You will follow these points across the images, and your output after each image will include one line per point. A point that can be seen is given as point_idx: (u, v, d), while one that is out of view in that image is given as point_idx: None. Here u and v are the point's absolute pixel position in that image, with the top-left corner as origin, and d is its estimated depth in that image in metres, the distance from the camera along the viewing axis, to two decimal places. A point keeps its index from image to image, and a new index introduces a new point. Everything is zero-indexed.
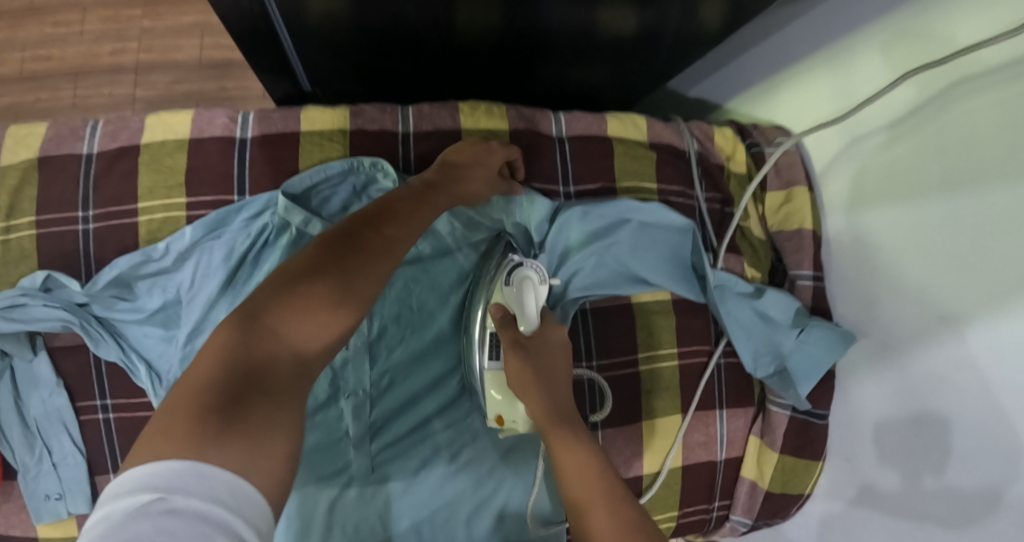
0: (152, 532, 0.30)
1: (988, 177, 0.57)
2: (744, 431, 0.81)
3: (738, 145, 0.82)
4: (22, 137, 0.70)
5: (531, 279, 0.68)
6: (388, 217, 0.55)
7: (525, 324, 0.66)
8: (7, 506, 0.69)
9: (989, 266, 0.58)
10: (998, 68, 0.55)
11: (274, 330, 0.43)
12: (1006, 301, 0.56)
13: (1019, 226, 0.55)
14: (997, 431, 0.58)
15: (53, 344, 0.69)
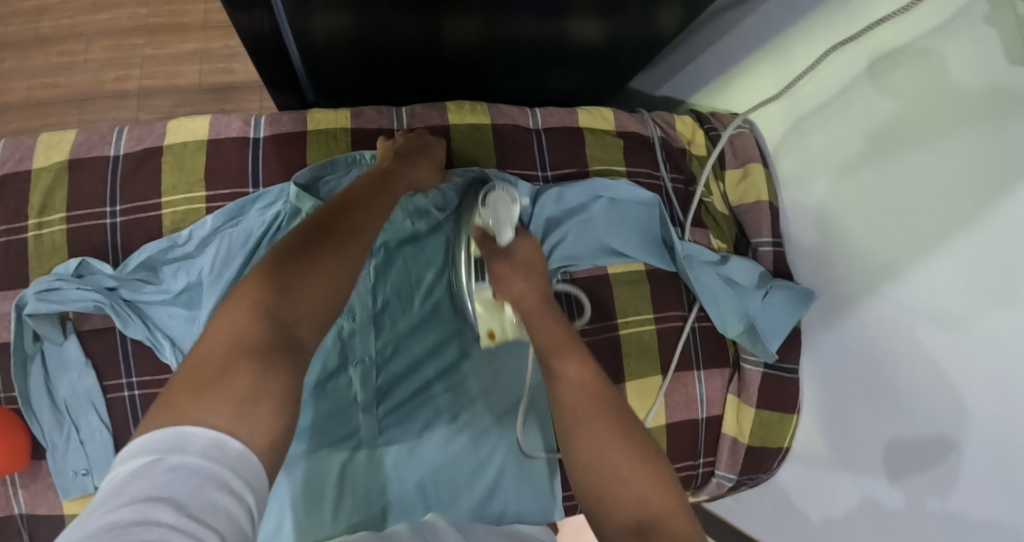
0: (149, 486, 0.36)
1: (911, 138, 0.68)
2: (723, 390, 0.88)
3: (697, 131, 0.92)
4: (54, 143, 0.78)
5: (504, 197, 0.75)
6: (354, 204, 0.61)
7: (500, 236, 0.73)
8: (35, 485, 0.73)
9: (920, 214, 0.68)
10: (908, 45, 0.67)
11: (287, 283, 0.50)
12: (938, 241, 0.66)
13: (943, 174, 0.65)
14: (937, 357, 0.67)
15: (82, 327, 0.74)
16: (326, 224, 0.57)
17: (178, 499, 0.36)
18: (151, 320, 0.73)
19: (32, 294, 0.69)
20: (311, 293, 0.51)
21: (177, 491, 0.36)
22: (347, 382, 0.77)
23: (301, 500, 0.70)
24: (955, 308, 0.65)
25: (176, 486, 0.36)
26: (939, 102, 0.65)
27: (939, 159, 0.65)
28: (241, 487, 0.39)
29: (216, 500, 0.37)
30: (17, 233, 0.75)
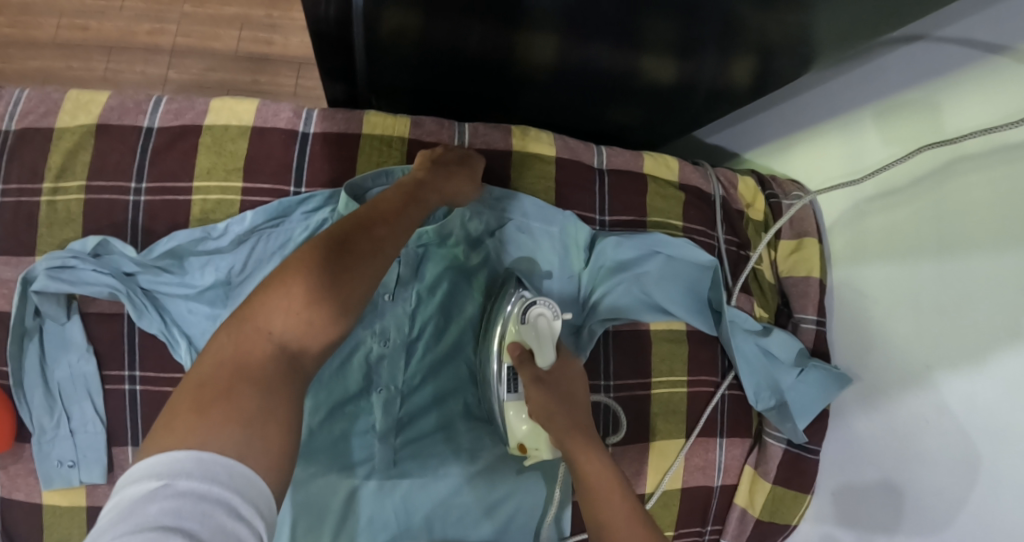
0: (159, 513, 0.34)
1: (976, 245, 0.65)
2: (740, 460, 0.86)
3: (758, 195, 0.88)
4: (83, 102, 0.71)
5: (547, 315, 0.67)
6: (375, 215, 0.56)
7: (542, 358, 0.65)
8: (15, 468, 0.67)
9: (977, 326, 0.65)
10: (995, 150, 0.63)
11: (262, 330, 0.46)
12: (990, 358, 0.63)
13: (1003, 290, 0.62)
14: (971, 469, 0.65)
15: (87, 309, 0.68)
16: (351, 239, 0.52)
17: (188, 528, 0.34)
18: (168, 314, 0.68)
19: (44, 269, 0.64)
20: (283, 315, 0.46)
21: (187, 519, 0.34)
22: (367, 405, 0.72)
23: (302, 522, 0.67)
24: (997, 435, 0.63)
25: (189, 512, 0.35)
26: (1017, 212, 0.60)
27: (1001, 273, 0.62)
28: (251, 514, 0.37)
29: (228, 528, 0.35)
30: (30, 196, 0.68)
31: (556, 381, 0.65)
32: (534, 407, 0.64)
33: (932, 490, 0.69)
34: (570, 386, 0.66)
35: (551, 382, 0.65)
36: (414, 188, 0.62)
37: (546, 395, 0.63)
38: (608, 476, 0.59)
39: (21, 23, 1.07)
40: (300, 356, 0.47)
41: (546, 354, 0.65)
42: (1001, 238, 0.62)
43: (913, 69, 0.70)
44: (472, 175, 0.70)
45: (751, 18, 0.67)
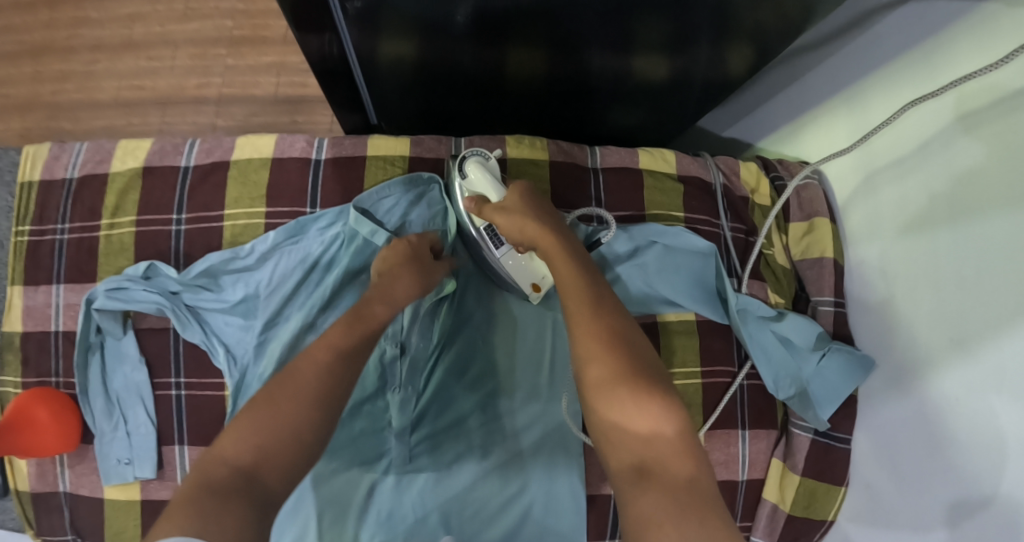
0: None
1: (990, 207, 0.61)
2: (767, 453, 0.83)
3: (762, 179, 0.83)
4: (130, 149, 0.81)
5: (479, 161, 0.71)
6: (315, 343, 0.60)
7: (493, 196, 0.70)
8: (80, 467, 0.79)
9: (997, 291, 0.60)
10: (1002, 100, 0.59)
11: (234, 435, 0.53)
12: (1011, 325, 0.59)
13: (1020, 250, 0.58)
14: (1003, 451, 0.60)
15: (140, 325, 0.78)
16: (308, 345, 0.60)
17: None
18: (208, 326, 0.76)
19: (103, 290, 0.74)
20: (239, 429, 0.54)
21: None
22: (384, 405, 0.77)
23: (327, 515, 0.71)
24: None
25: None
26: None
27: (1017, 233, 0.58)
28: None
29: None
30: (89, 231, 0.80)
31: (512, 203, 0.67)
32: (505, 227, 0.67)
33: (967, 474, 0.64)
34: (532, 202, 0.67)
35: (506, 206, 0.67)
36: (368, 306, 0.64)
37: (509, 215, 0.66)
38: (611, 341, 0.56)
39: (86, 87, 1.25)
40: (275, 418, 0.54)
41: (491, 191, 0.70)
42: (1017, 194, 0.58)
43: (907, 31, 0.67)
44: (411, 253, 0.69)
45: (745, 8, 0.68)
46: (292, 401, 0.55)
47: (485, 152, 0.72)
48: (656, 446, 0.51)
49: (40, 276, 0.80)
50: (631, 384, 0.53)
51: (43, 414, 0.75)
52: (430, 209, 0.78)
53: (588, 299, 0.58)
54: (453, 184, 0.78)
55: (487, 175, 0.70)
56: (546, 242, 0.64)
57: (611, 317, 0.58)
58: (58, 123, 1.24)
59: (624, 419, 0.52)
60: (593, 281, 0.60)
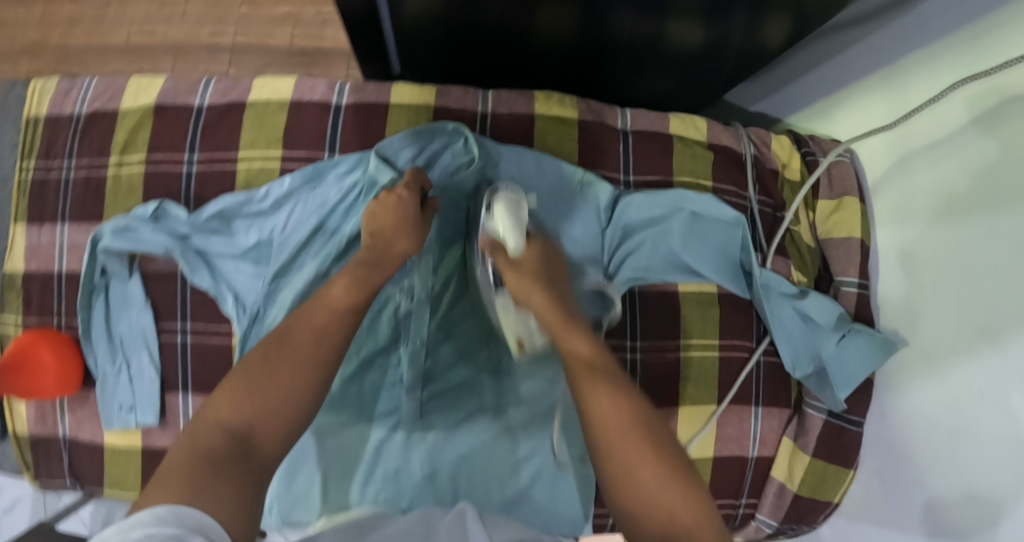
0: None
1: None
2: (778, 431, 0.82)
3: (794, 154, 0.81)
4: (143, 86, 0.78)
5: (509, 203, 0.66)
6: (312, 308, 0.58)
7: (512, 244, 0.65)
8: (82, 412, 0.77)
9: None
10: None
11: (222, 409, 0.50)
12: None
13: None
14: (1019, 459, 0.58)
15: (146, 269, 0.76)
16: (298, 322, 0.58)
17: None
18: (218, 271, 0.74)
19: (109, 230, 0.71)
20: (227, 403, 0.51)
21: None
22: (397, 360, 0.76)
23: (334, 470, 0.70)
24: None
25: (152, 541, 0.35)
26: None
27: None
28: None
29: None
30: (97, 169, 0.77)
31: (527, 265, 0.65)
32: (515, 289, 0.64)
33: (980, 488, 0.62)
34: (546, 268, 0.66)
35: (522, 266, 0.65)
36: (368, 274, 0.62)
37: (522, 276, 0.64)
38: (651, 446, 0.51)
39: (96, 32, 1.20)
40: (271, 388, 0.52)
41: (511, 240, 0.65)
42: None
43: (958, 10, 0.62)
44: (417, 224, 0.67)
45: None
46: (288, 368, 0.53)
47: (519, 194, 0.68)
48: (676, 510, 0.47)
49: (45, 213, 0.77)
50: (642, 438, 0.51)
51: (48, 354, 0.72)
52: (454, 160, 0.75)
53: (592, 358, 0.57)
54: (481, 136, 0.76)
55: (514, 221, 0.65)
56: (538, 299, 0.63)
57: (618, 376, 0.55)
58: (67, 68, 1.20)
59: (640, 480, 0.49)
60: (586, 336, 0.59)
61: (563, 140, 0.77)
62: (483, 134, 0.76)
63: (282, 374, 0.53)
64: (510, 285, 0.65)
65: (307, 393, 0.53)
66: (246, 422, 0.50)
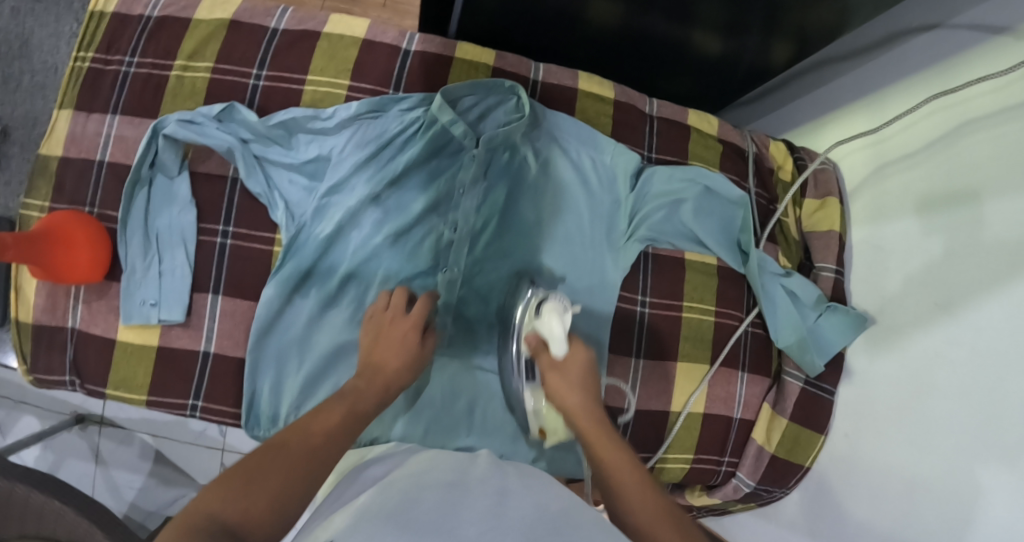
0: None
1: (982, 195, 0.72)
2: (759, 397, 0.92)
3: (787, 158, 0.96)
4: (219, 2, 0.82)
5: (557, 309, 0.70)
6: (303, 426, 0.55)
7: (556, 348, 0.68)
8: (97, 304, 0.75)
9: (980, 266, 0.71)
10: (1004, 109, 0.70)
11: (212, 498, 0.46)
12: (992, 292, 0.69)
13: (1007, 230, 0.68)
14: (977, 410, 0.70)
15: (196, 170, 0.78)
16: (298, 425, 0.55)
17: None
18: (271, 179, 0.77)
19: (175, 119, 0.75)
20: (218, 493, 0.47)
21: None
22: (432, 285, 0.79)
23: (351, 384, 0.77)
24: (999, 354, 0.68)
25: None
26: (1010, 173, 0.68)
27: (1005, 214, 0.69)
28: None
29: None
30: (160, 69, 0.79)
31: (570, 368, 0.67)
32: (552, 388, 0.66)
33: (935, 460, 0.74)
34: (585, 377, 0.67)
35: (565, 369, 0.67)
36: (359, 397, 0.61)
37: (566, 378, 0.66)
38: None
39: None
40: (267, 476, 0.49)
41: (557, 346, 0.68)
42: (996, 193, 0.70)
43: (929, 49, 0.79)
44: (413, 359, 0.68)
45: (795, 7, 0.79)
46: (279, 475, 0.49)
47: (567, 303, 0.72)
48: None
49: (95, 104, 0.78)
50: (674, 526, 0.49)
51: (82, 231, 0.71)
52: (507, 115, 0.82)
53: (630, 464, 0.56)
54: (533, 98, 0.85)
55: (560, 330, 0.68)
56: (573, 402, 0.63)
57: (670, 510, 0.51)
58: None
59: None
60: (628, 455, 0.57)
61: (601, 114, 0.88)
62: (532, 95, 0.86)
63: (283, 471, 0.50)
64: (548, 386, 0.66)
65: (302, 498, 0.49)
66: (234, 510, 0.45)
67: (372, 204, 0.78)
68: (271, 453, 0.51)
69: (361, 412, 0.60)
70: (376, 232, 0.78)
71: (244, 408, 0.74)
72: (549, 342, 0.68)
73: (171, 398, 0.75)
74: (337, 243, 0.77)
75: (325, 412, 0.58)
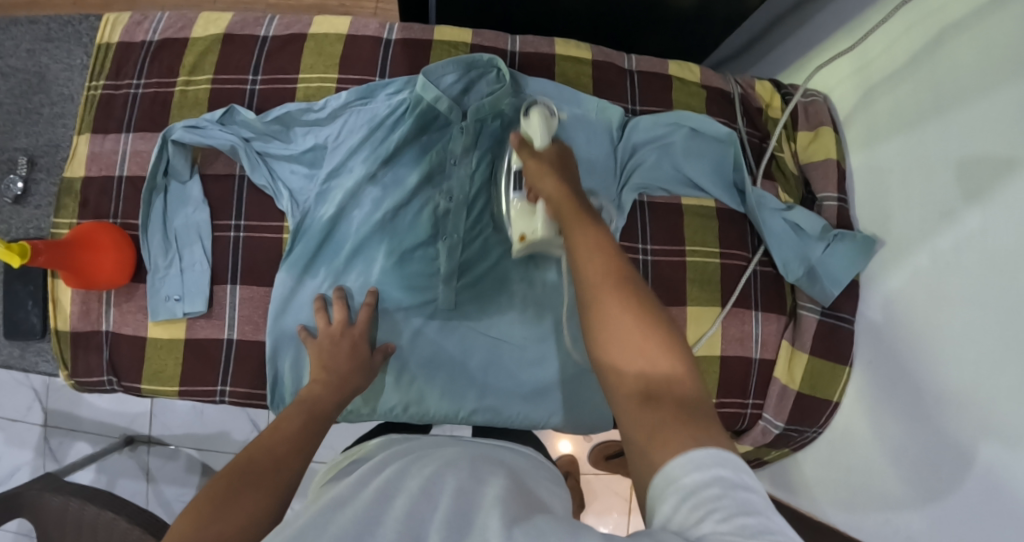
0: None
1: (969, 96, 0.71)
2: (777, 335, 0.91)
3: (775, 96, 0.98)
4: (212, 20, 0.88)
5: (543, 112, 0.76)
6: (266, 440, 0.61)
7: (539, 141, 0.72)
8: (127, 306, 0.81)
9: (976, 165, 0.70)
10: (978, 8, 0.71)
11: (192, 521, 0.49)
12: (992, 187, 0.68)
13: (996, 122, 0.67)
14: (991, 311, 0.68)
15: (206, 173, 0.83)
16: (263, 445, 0.59)
17: None
18: (275, 172, 0.82)
19: (180, 125, 0.79)
20: (192, 514, 0.50)
21: None
22: (435, 253, 0.83)
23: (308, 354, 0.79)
24: (1006, 250, 0.67)
25: None
26: (991, 63, 0.69)
27: (992, 110, 0.68)
28: None
29: None
30: (165, 87, 0.85)
31: (544, 153, 0.70)
32: (531, 173, 0.68)
33: (949, 379, 0.72)
34: (561, 164, 0.70)
35: (540, 155, 0.70)
36: (313, 397, 0.68)
37: (541, 162, 0.68)
38: (652, 344, 0.48)
39: None
40: (240, 495, 0.53)
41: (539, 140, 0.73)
42: (981, 86, 0.70)
43: None
44: (362, 365, 0.75)
45: None
46: (252, 493, 0.54)
47: (552, 110, 0.78)
48: (660, 371, 0.47)
49: (110, 125, 0.85)
50: (636, 318, 0.50)
51: (104, 234, 0.77)
52: (489, 87, 0.85)
53: (604, 245, 0.55)
54: (512, 68, 0.88)
55: (545, 130, 0.73)
56: (546, 181, 0.66)
57: (638, 292, 0.51)
58: None
59: (636, 357, 0.48)
60: (603, 231, 0.57)
61: (581, 76, 0.90)
62: (513, 65, 0.89)
63: (254, 488, 0.54)
64: (527, 171, 0.69)
65: (276, 507, 0.54)
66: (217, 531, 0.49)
67: (371, 182, 0.82)
68: (239, 473, 0.55)
69: (319, 416, 0.66)
70: (377, 208, 0.82)
71: (269, 388, 0.79)
72: (532, 137, 0.73)
73: (200, 386, 0.80)
74: (341, 222, 0.82)
75: (284, 422, 0.64)
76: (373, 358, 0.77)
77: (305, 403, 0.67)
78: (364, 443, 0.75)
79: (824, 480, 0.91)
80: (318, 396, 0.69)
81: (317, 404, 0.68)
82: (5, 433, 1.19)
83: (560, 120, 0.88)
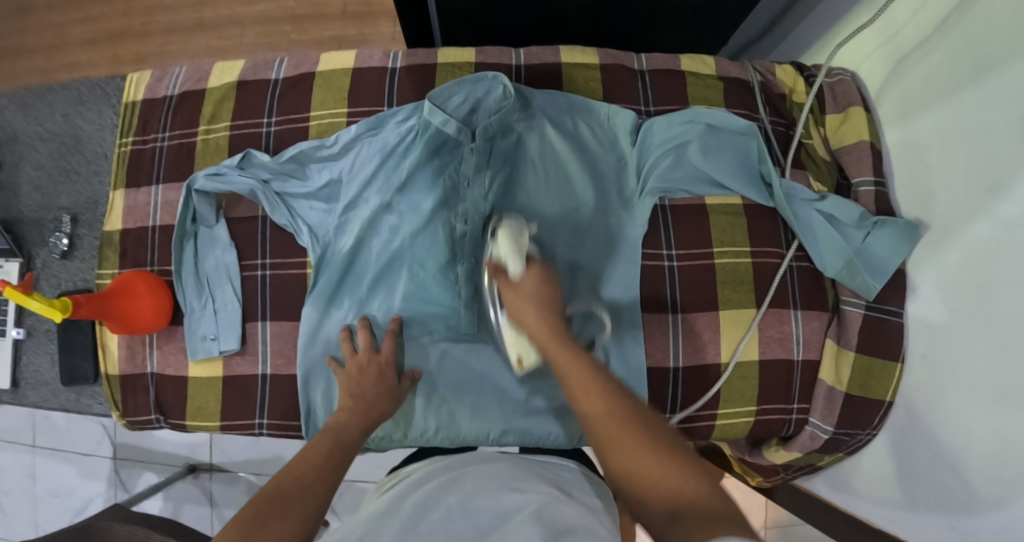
0: None
1: (1012, 58, 0.65)
2: (820, 333, 0.86)
3: (798, 79, 0.92)
4: (226, 68, 0.91)
5: (512, 231, 0.73)
6: (295, 467, 0.61)
7: (512, 265, 0.70)
8: (168, 348, 0.85)
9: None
10: None
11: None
12: None
13: None
14: None
15: (231, 215, 0.86)
16: (294, 472, 0.60)
17: None
18: (294, 210, 0.84)
19: (203, 174, 0.83)
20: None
21: None
22: (455, 275, 0.83)
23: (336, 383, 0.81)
24: None
25: None
26: None
27: None
28: None
29: None
30: (188, 137, 0.89)
31: (526, 284, 0.67)
32: (511, 308, 0.67)
33: (1015, 368, 0.65)
34: (544, 289, 0.67)
35: (520, 287, 0.67)
36: (339, 425, 0.69)
37: (519, 291, 0.67)
38: (660, 455, 0.51)
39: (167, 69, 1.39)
40: (268, 522, 0.53)
41: (512, 265, 0.70)
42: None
43: None
44: (389, 390, 0.76)
45: None
46: (279, 521, 0.54)
47: (521, 223, 0.74)
48: (682, 488, 0.49)
49: (142, 178, 0.89)
50: (649, 439, 0.53)
51: (141, 283, 0.81)
52: (497, 103, 0.82)
53: (597, 379, 0.58)
54: (518, 82, 0.87)
55: (515, 243, 0.71)
56: (530, 317, 0.65)
57: (646, 421, 0.54)
58: None
59: (643, 465, 0.51)
60: (596, 366, 0.59)
61: (590, 82, 0.88)
62: (519, 79, 0.88)
63: (282, 515, 0.54)
64: (506, 302, 0.68)
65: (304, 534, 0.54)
66: None
67: (386, 211, 0.83)
68: (269, 499, 0.56)
69: (344, 442, 0.66)
70: (394, 235, 0.83)
71: (302, 417, 0.80)
72: (505, 259, 0.70)
73: (240, 419, 0.83)
74: (361, 253, 0.83)
75: (309, 451, 0.64)
76: (397, 387, 0.77)
77: (332, 432, 0.67)
78: (403, 468, 0.75)
79: (875, 481, 0.85)
80: (347, 422, 0.69)
81: (342, 431, 0.68)
82: (77, 468, 1.27)
83: (572, 130, 0.86)
